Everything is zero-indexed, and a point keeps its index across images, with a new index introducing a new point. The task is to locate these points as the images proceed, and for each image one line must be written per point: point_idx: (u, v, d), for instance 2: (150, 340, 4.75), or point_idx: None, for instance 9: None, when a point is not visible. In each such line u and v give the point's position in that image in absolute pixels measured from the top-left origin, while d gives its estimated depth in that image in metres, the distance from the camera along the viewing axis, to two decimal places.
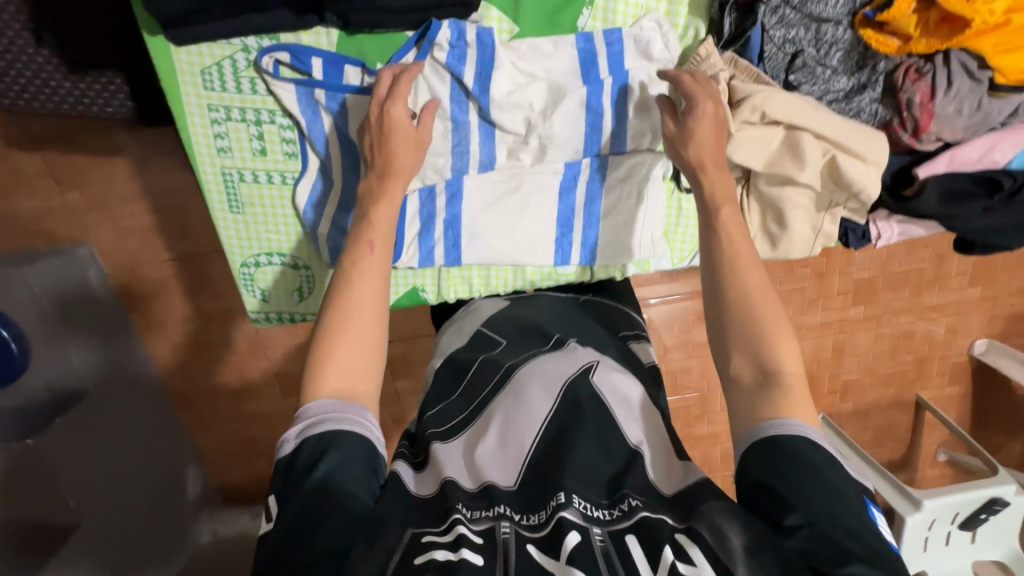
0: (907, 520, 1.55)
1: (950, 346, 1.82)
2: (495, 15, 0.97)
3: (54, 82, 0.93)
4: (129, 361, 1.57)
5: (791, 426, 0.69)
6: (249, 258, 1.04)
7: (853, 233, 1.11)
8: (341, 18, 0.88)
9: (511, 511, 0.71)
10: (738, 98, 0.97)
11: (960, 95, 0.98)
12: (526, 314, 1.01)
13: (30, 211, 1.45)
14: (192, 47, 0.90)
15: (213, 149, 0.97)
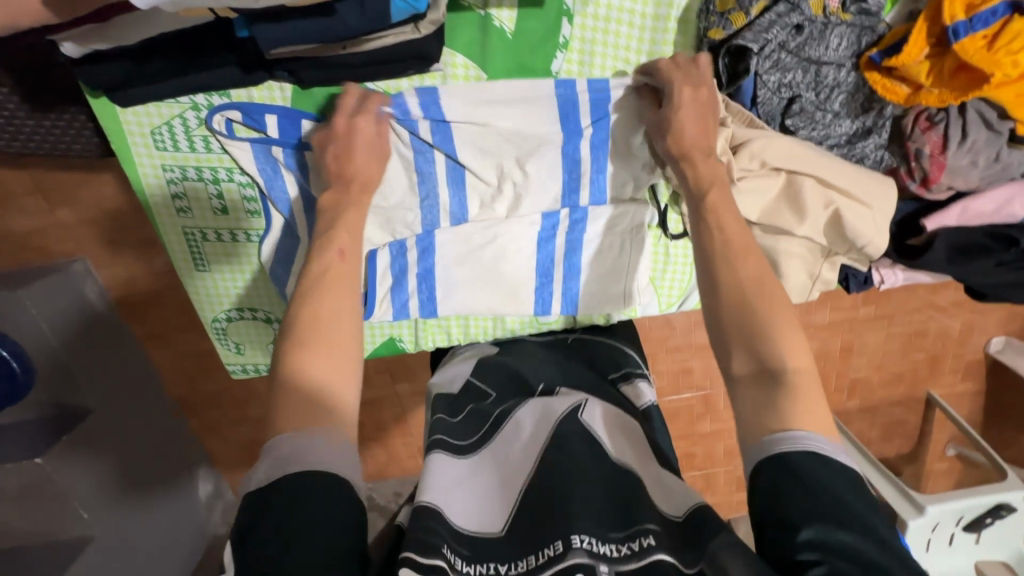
0: (909, 524, 1.52)
1: (965, 344, 1.76)
2: (460, 62, 0.90)
3: (16, 118, 0.88)
4: (133, 371, 1.60)
5: (800, 441, 0.64)
6: (220, 313, 1.06)
7: (855, 279, 1.07)
8: (293, 75, 0.82)
9: (501, 565, 0.66)
10: (736, 144, 0.90)
11: (976, 147, 0.92)
12: (513, 363, 1.00)
13: (21, 229, 1.45)
14: (139, 107, 0.86)
15: (173, 210, 0.96)
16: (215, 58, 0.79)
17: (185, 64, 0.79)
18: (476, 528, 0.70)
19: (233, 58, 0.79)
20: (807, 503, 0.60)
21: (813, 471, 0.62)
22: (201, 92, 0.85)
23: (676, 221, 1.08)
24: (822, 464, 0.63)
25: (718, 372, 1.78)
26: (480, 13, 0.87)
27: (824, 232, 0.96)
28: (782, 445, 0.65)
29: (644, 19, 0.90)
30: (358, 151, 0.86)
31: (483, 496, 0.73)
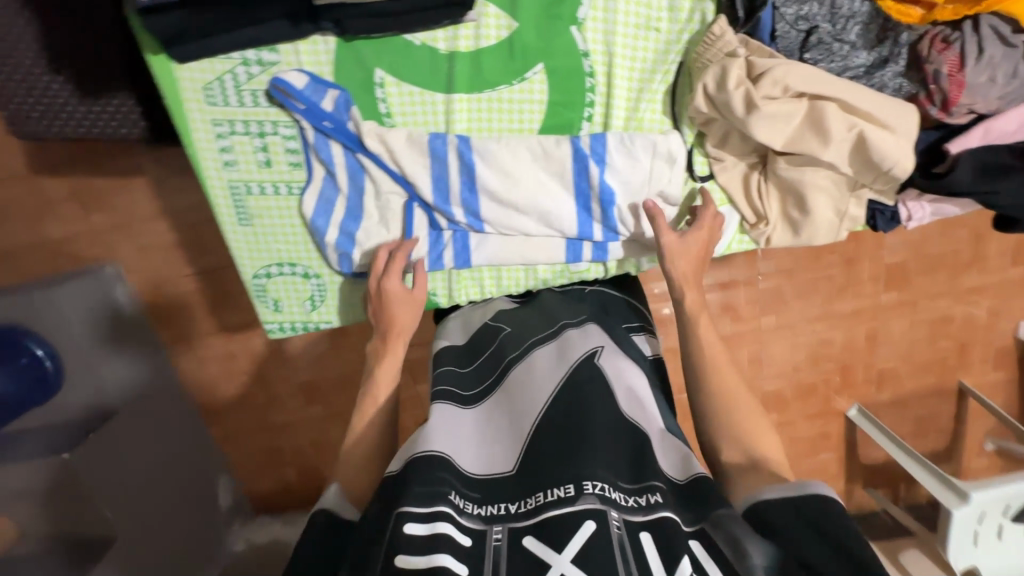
0: (955, 514, 1.47)
1: (993, 330, 1.73)
2: (493, 13, 0.82)
3: (69, 106, 0.94)
4: (160, 376, 1.60)
5: (814, 488, 0.69)
6: (259, 268, 0.91)
7: (883, 216, 0.93)
8: (339, 25, 0.77)
9: (511, 504, 0.67)
10: (756, 73, 0.78)
11: (992, 63, 0.80)
12: (538, 304, 0.96)
13: (58, 235, 1.48)
14: (195, 64, 0.78)
15: (219, 163, 0.84)
16: (266, 8, 0.75)
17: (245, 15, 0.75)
18: (485, 473, 0.72)
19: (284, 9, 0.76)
20: (821, 541, 0.64)
21: (827, 516, 0.66)
22: (254, 47, 0.78)
23: (703, 161, 0.94)
24: (837, 510, 0.67)
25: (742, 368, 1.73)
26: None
27: (848, 160, 0.82)
28: (794, 492, 0.69)
29: None
30: (395, 309, 0.87)
31: (498, 443, 0.76)
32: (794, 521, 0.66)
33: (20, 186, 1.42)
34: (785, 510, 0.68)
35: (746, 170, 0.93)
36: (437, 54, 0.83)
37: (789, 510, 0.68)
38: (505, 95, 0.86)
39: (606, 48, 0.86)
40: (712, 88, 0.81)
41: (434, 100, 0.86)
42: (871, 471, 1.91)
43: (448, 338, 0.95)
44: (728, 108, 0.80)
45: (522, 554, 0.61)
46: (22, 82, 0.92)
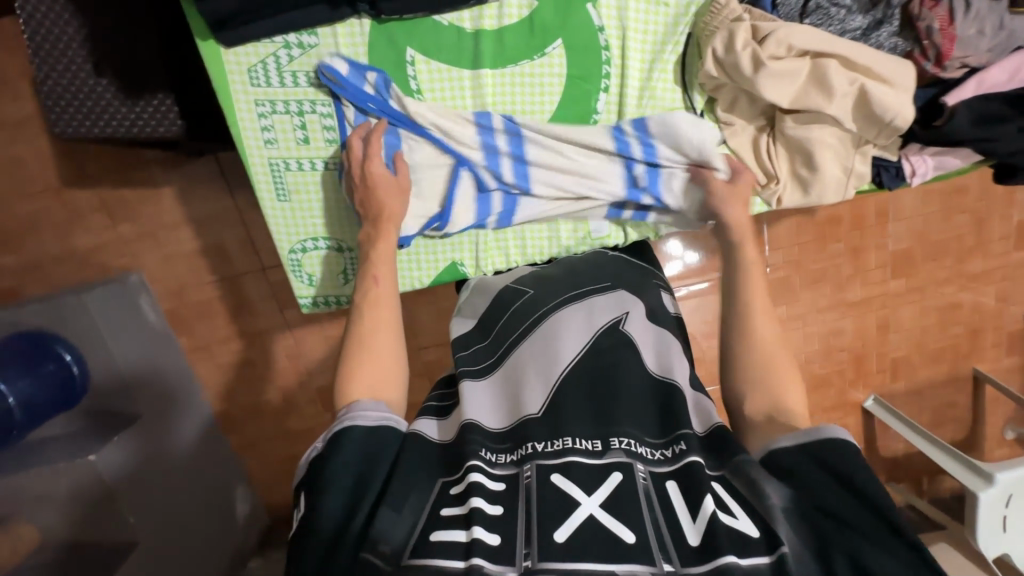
0: (981, 497, 1.45)
1: (1002, 315, 1.75)
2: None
3: (111, 106, 1.00)
4: (177, 383, 1.59)
5: (832, 432, 0.62)
6: (296, 243, 0.91)
7: (888, 171, 0.94)
8: (374, 8, 0.79)
9: (538, 444, 0.64)
10: (760, 37, 0.82)
11: (979, 16, 0.81)
12: (562, 272, 0.91)
13: (85, 245, 1.46)
14: (241, 47, 0.80)
15: (260, 142, 0.85)
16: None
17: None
18: (511, 422, 0.70)
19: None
20: (833, 485, 0.59)
21: (847, 463, 0.59)
22: (295, 30, 0.79)
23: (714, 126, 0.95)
24: (856, 452, 0.60)
25: None
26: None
27: (852, 116, 0.85)
28: (810, 437, 0.63)
29: None
30: (380, 192, 0.83)
31: (522, 388, 0.72)
32: (805, 467, 0.61)
33: (50, 199, 1.41)
34: (798, 456, 0.62)
35: (756, 133, 0.95)
36: (464, 33, 0.84)
37: (803, 456, 0.62)
38: (526, 70, 0.88)
39: (619, 21, 0.87)
40: (720, 52, 0.83)
41: (462, 76, 0.87)
42: (892, 464, 1.87)
43: (465, 318, 0.92)
44: (736, 69, 0.83)
45: (549, 492, 0.58)
46: (71, 87, 0.99)
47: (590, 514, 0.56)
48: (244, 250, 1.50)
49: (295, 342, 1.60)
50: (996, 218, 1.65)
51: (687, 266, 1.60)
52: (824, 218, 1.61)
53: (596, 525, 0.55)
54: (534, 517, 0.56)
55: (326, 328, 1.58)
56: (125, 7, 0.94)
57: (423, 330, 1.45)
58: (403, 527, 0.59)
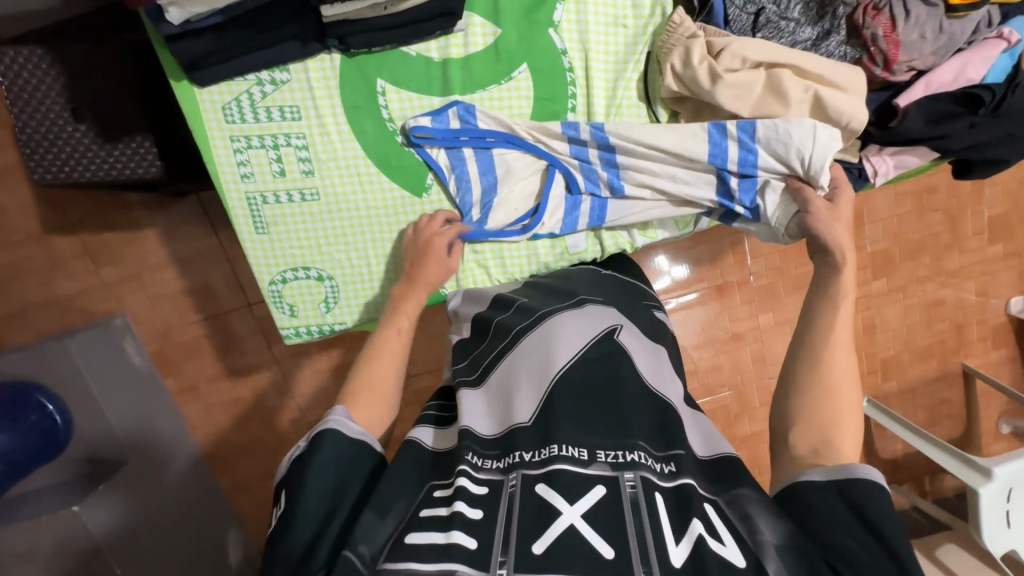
0: (981, 493, 1.44)
1: (985, 309, 1.77)
2: (479, 22, 0.87)
3: (90, 150, 1.01)
4: (163, 427, 1.54)
5: (866, 474, 0.58)
6: (275, 274, 0.90)
7: (851, 172, 0.93)
8: (342, 42, 0.81)
9: (525, 453, 0.61)
10: (715, 51, 0.85)
11: (919, 21, 0.85)
12: (556, 283, 0.89)
13: (67, 291, 1.43)
14: (214, 86, 0.82)
15: (237, 177, 0.86)
16: (278, 30, 0.78)
17: (251, 36, 0.78)
18: (502, 429, 0.66)
19: (294, 29, 0.79)
20: (858, 530, 0.56)
21: (875, 508, 0.56)
22: (267, 67, 0.82)
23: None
24: (886, 500, 0.57)
25: (748, 369, 1.69)
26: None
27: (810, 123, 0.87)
28: (840, 475, 0.59)
29: None
30: (429, 263, 0.86)
31: (513, 393, 0.69)
32: (829, 505, 0.58)
33: (31, 246, 1.38)
34: (825, 494, 0.59)
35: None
36: (432, 62, 0.87)
37: (830, 493, 0.59)
38: (495, 94, 0.90)
39: (581, 43, 0.91)
40: (679, 67, 0.86)
41: (433, 103, 0.89)
42: (892, 466, 1.85)
43: (458, 332, 0.89)
44: (695, 82, 0.85)
45: (531, 501, 0.56)
46: (48, 133, 1.00)
47: (571, 524, 0.53)
48: (230, 287, 1.48)
49: (283, 378, 1.56)
50: (969, 215, 1.69)
51: (675, 280, 1.62)
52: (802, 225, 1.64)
53: (577, 537, 0.52)
54: (515, 527, 0.54)
55: (316, 361, 1.56)
56: (105, 56, 0.97)
57: (412, 358, 1.44)
58: (384, 532, 0.57)
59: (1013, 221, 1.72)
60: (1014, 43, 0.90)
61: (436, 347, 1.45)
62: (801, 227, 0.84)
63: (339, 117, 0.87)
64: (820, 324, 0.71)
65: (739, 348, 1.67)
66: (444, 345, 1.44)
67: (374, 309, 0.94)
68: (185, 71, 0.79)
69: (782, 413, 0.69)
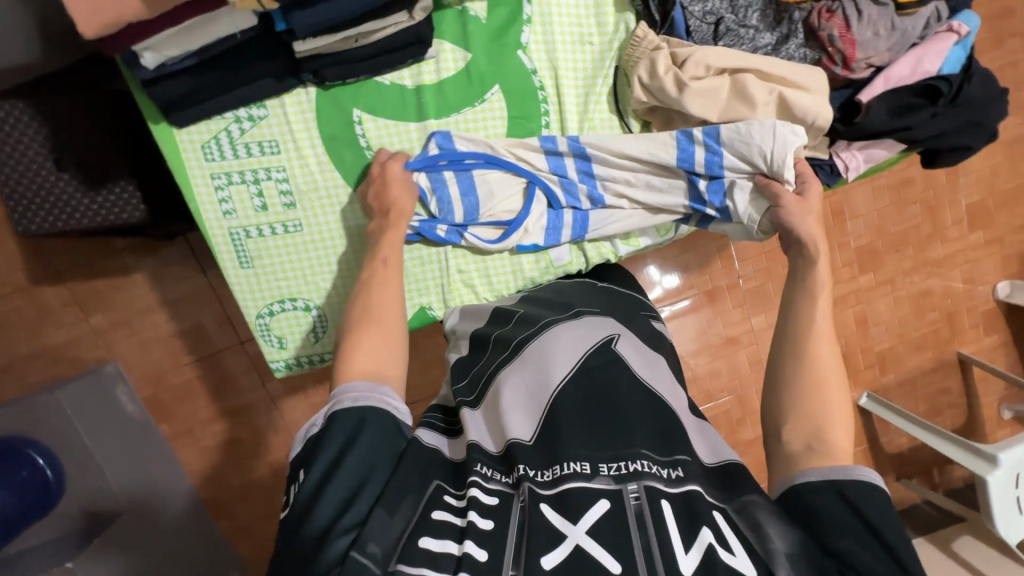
0: (989, 480, 1.42)
1: (973, 296, 1.79)
2: (449, 49, 0.89)
3: (74, 199, 1.01)
4: (159, 474, 1.51)
5: (865, 476, 0.59)
6: (262, 307, 0.90)
7: (824, 168, 0.94)
8: (317, 75, 0.82)
9: (529, 469, 0.60)
10: (680, 61, 0.88)
11: (872, 20, 0.88)
12: (553, 296, 0.88)
13: (56, 342, 1.41)
14: (193, 126, 0.83)
15: (219, 213, 0.86)
16: (252, 69, 0.80)
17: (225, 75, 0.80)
18: (504, 444, 0.64)
19: (267, 67, 0.80)
20: (862, 532, 0.55)
21: (876, 511, 0.56)
22: (243, 104, 0.83)
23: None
24: (885, 500, 0.57)
25: (746, 372, 1.69)
26: (456, 9, 0.89)
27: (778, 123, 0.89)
28: (840, 475, 0.59)
29: None
30: (398, 192, 0.84)
31: (505, 412, 0.67)
32: (832, 507, 0.57)
33: (20, 298, 1.37)
34: (827, 496, 0.58)
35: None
36: (406, 90, 0.89)
37: (833, 495, 0.58)
38: (469, 116, 0.92)
39: (550, 62, 0.93)
40: (646, 78, 0.89)
41: (409, 129, 0.90)
42: (899, 461, 1.84)
43: (456, 350, 0.87)
44: (663, 92, 0.88)
45: (539, 522, 0.54)
46: (30, 184, 0.99)
47: (577, 543, 0.52)
48: (222, 326, 1.48)
49: (279, 414, 1.54)
50: (947, 205, 1.72)
51: (666, 289, 1.63)
52: None
53: (583, 557, 0.52)
54: (525, 544, 0.53)
55: (311, 395, 1.53)
56: (87, 105, 0.98)
57: (408, 385, 1.43)
58: (397, 528, 0.56)
59: (991, 207, 1.74)
60: (965, 36, 0.92)
61: (431, 371, 1.44)
62: (777, 222, 0.84)
63: (317, 148, 0.88)
64: (804, 318, 0.72)
65: (735, 352, 1.67)
66: (439, 369, 1.43)
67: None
68: (163, 113, 0.81)
69: (775, 409, 0.68)
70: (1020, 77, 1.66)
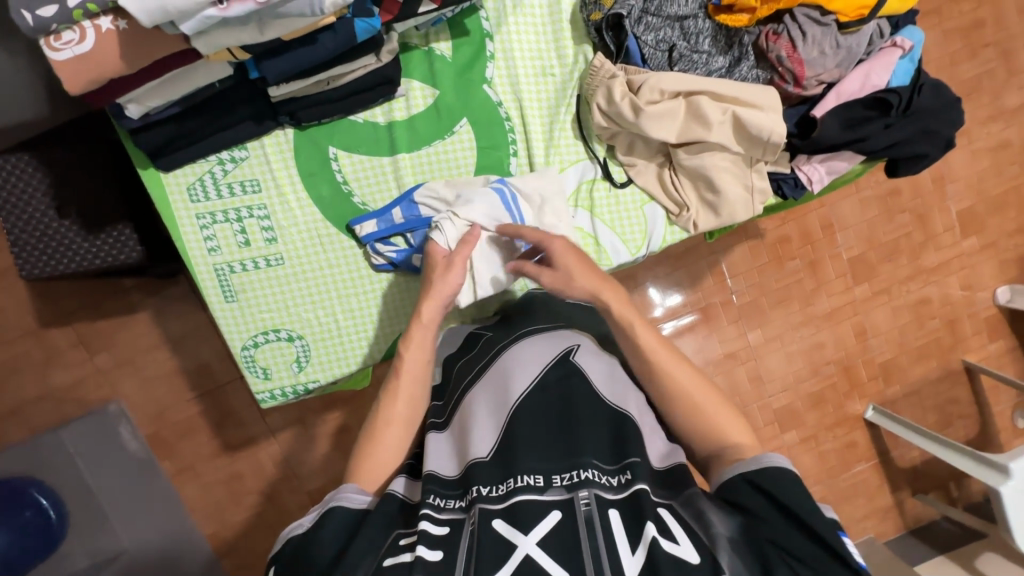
0: (1003, 492, 1.37)
1: (973, 302, 1.76)
2: (417, 87, 0.94)
3: (74, 243, 1.06)
4: (161, 513, 1.50)
5: (770, 460, 0.60)
6: (247, 339, 0.93)
7: (787, 182, 0.98)
8: (293, 118, 0.88)
9: (483, 488, 0.61)
10: (635, 87, 0.92)
11: (816, 40, 0.91)
12: (518, 312, 0.90)
13: (62, 383, 1.45)
14: (179, 169, 0.88)
15: (204, 250, 0.90)
16: (233, 115, 0.85)
17: (209, 123, 0.85)
18: (462, 466, 0.66)
19: (248, 111, 0.86)
20: (779, 520, 0.56)
21: (790, 491, 0.57)
22: (226, 147, 0.88)
23: (620, 171, 1.01)
24: (795, 481, 0.58)
25: (747, 388, 1.67)
26: (423, 50, 0.94)
27: (735, 139, 0.92)
28: (753, 466, 0.60)
29: (539, 29, 0.98)
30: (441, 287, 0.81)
31: (472, 428, 0.69)
32: (752, 504, 0.57)
33: (27, 341, 1.42)
34: (745, 490, 0.59)
35: (658, 169, 0.99)
36: (379, 126, 0.94)
37: (751, 488, 0.59)
38: (440, 148, 0.95)
39: (514, 92, 0.98)
40: (604, 105, 0.93)
41: (381, 163, 0.94)
42: (914, 475, 1.78)
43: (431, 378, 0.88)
44: (620, 116, 0.92)
45: (489, 536, 0.55)
46: (34, 229, 1.04)
47: (527, 554, 0.54)
48: (221, 361, 1.50)
49: (278, 446, 1.54)
50: (937, 212, 1.72)
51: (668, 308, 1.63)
52: (775, 239, 1.66)
53: (533, 567, 0.52)
54: (473, 564, 0.54)
55: (310, 427, 1.54)
56: (88, 153, 1.05)
57: None
58: None
59: (982, 212, 1.74)
60: (909, 49, 0.95)
61: None
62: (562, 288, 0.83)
63: (297, 185, 0.92)
64: None
65: (734, 368, 1.66)
66: None
67: (353, 361, 0.96)
68: (151, 158, 0.86)
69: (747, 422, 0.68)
70: (997, 85, 1.69)
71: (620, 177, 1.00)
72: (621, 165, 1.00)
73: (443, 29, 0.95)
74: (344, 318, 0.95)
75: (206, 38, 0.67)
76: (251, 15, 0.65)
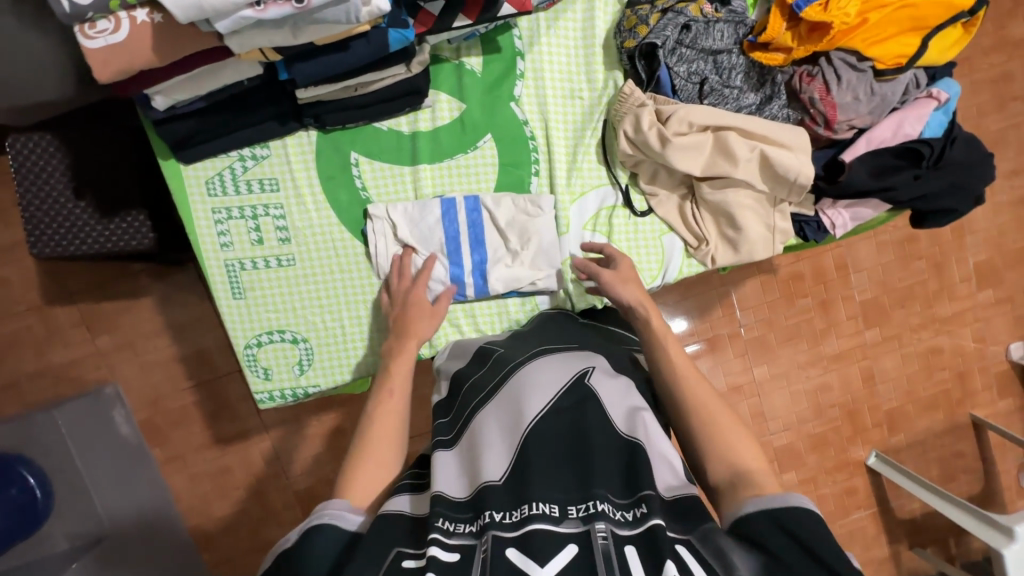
0: (1006, 554, 1.33)
1: (985, 356, 1.73)
2: (445, 99, 0.94)
3: (86, 225, 1.06)
4: (146, 500, 1.48)
5: (797, 501, 0.59)
6: (251, 338, 0.92)
7: (809, 225, 0.98)
8: (318, 121, 0.88)
9: (496, 512, 0.59)
10: (664, 117, 0.91)
11: (851, 84, 0.91)
12: (530, 332, 0.89)
13: (60, 362, 1.44)
14: (200, 163, 0.88)
15: (217, 245, 0.90)
16: (258, 113, 0.86)
17: (232, 119, 0.85)
18: (472, 488, 0.64)
19: (271, 111, 0.86)
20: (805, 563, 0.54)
21: (815, 533, 0.56)
22: (248, 144, 0.88)
23: (641, 199, 1.00)
24: (818, 523, 0.57)
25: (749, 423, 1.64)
26: (453, 63, 0.94)
27: (762, 177, 0.91)
28: (776, 504, 0.58)
29: (571, 51, 0.98)
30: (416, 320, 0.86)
31: (484, 449, 0.67)
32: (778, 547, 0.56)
33: (31, 317, 1.42)
34: (767, 528, 0.57)
35: (679, 202, 0.99)
36: (403, 136, 0.94)
37: (775, 529, 0.57)
38: (462, 162, 0.95)
39: (541, 112, 0.97)
40: (631, 132, 0.92)
41: (403, 172, 0.94)
42: (913, 526, 1.74)
43: (438, 391, 0.86)
44: (647, 146, 0.91)
45: (502, 565, 0.53)
46: (49, 209, 1.04)
47: None
48: (222, 352, 1.49)
49: (270, 443, 1.52)
50: (953, 261, 1.70)
51: None
52: (788, 276, 1.65)
53: None
54: None
55: (305, 427, 1.52)
56: (110, 137, 1.05)
57: None
58: None
59: (999, 266, 1.72)
60: (945, 101, 0.95)
61: (426, 408, 1.43)
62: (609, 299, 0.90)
63: (315, 188, 0.92)
64: None
65: (737, 402, 1.63)
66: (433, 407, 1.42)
67: (354, 369, 0.94)
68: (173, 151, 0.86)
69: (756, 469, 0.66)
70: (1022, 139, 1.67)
71: (642, 206, 0.99)
72: (643, 194, 1.00)
73: (475, 44, 0.95)
74: (351, 325, 0.93)
75: (239, 38, 0.67)
76: (286, 19, 0.66)
